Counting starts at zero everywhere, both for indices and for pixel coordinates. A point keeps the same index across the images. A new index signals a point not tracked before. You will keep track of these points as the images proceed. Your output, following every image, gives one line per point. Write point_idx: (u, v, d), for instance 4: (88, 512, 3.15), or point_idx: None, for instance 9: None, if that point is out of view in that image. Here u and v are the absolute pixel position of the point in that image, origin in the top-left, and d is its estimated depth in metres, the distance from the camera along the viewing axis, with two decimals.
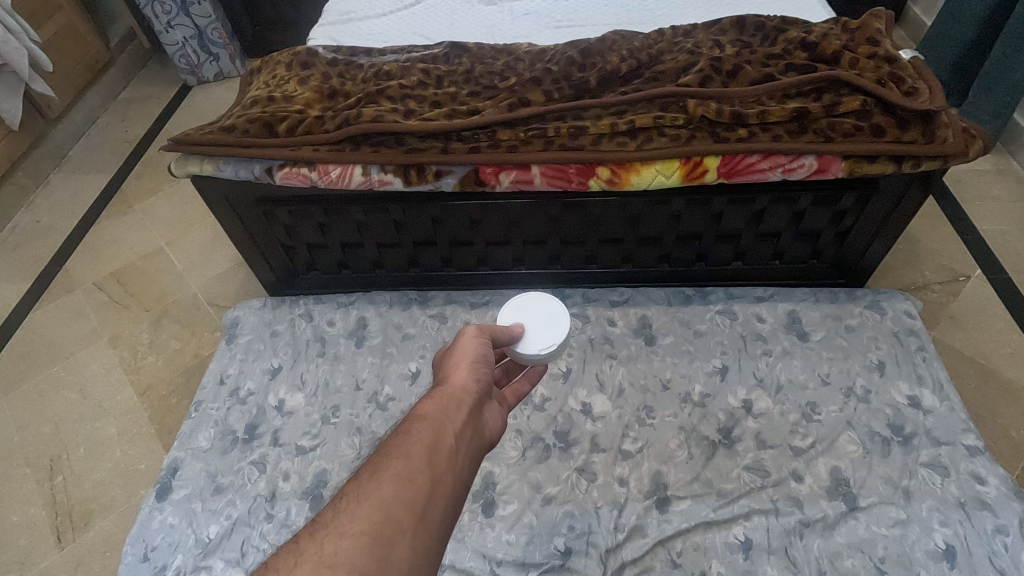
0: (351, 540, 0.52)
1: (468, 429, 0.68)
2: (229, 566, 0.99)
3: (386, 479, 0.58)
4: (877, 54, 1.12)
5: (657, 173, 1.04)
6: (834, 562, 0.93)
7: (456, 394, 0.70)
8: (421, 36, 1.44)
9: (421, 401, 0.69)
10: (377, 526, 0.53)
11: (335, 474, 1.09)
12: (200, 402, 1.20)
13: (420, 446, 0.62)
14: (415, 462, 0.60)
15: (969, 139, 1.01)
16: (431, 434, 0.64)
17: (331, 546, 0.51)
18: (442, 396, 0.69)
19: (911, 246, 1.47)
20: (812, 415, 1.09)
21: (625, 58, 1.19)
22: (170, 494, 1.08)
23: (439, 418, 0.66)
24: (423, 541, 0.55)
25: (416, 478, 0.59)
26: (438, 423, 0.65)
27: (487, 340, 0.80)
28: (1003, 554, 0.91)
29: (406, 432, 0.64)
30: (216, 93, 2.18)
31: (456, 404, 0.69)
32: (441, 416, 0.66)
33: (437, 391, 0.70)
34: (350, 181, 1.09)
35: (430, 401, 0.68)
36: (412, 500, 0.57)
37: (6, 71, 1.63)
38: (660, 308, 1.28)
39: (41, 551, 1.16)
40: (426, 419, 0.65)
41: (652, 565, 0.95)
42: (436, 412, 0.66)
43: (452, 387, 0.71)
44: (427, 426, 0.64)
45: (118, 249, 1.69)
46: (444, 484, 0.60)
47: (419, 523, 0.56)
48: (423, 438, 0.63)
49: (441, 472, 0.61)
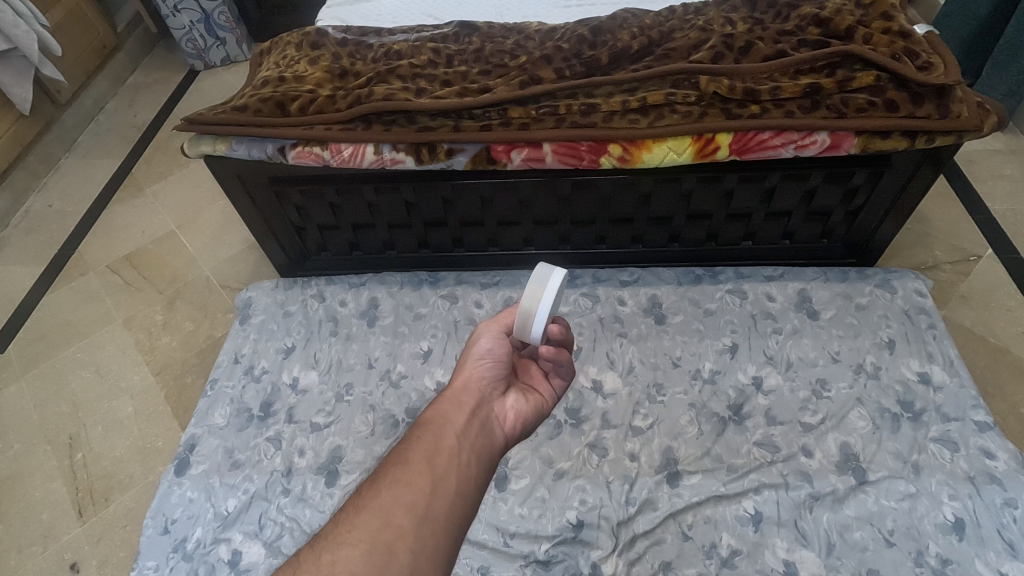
0: (349, 548, 0.55)
1: (471, 428, 0.70)
2: (248, 539, 1.02)
3: (384, 487, 0.61)
4: (891, 29, 1.10)
5: (668, 150, 1.04)
6: (842, 534, 0.94)
7: (456, 396, 0.74)
8: (430, 16, 1.43)
9: (425, 409, 0.73)
10: (374, 533, 0.56)
11: (350, 450, 1.11)
12: (216, 381, 1.22)
13: (419, 452, 0.65)
14: (413, 467, 0.63)
15: (984, 114, 1.01)
16: (431, 439, 0.67)
17: (329, 556, 0.54)
18: (443, 401, 0.73)
19: (923, 226, 1.46)
20: (822, 391, 1.10)
21: (636, 36, 1.19)
22: (188, 469, 1.10)
23: (439, 422, 0.69)
24: (426, 542, 0.57)
25: (415, 481, 0.61)
26: (438, 427, 0.69)
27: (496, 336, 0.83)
28: (1012, 526, 0.92)
29: (409, 440, 0.68)
30: (224, 78, 2.18)
31: (456, 406, 0.72)
32: (442, 420, 0.70)
33: (439, 398, 0.73)
34: (362, 159, 1.10)
35: (432, 409, 0.72)
36: (411, 503, 0.59)
37: (16, 55, 1.64)
38: (669, 288, 1.28)
39: (63, 525, 1.18)
40: (426, 426, 0.69)
41: (663, 538, 0.97)
42: (436, 417, 0.70)
43: (453, 391, 0.75)
44: (426, 433, 0.68)
45: (131, 232, 1.70)
46: (446, 483, 0.62)
47: (419, 524, 0.58)
48: (423, 444, 0.66)
49: (442, 472, 0.63)
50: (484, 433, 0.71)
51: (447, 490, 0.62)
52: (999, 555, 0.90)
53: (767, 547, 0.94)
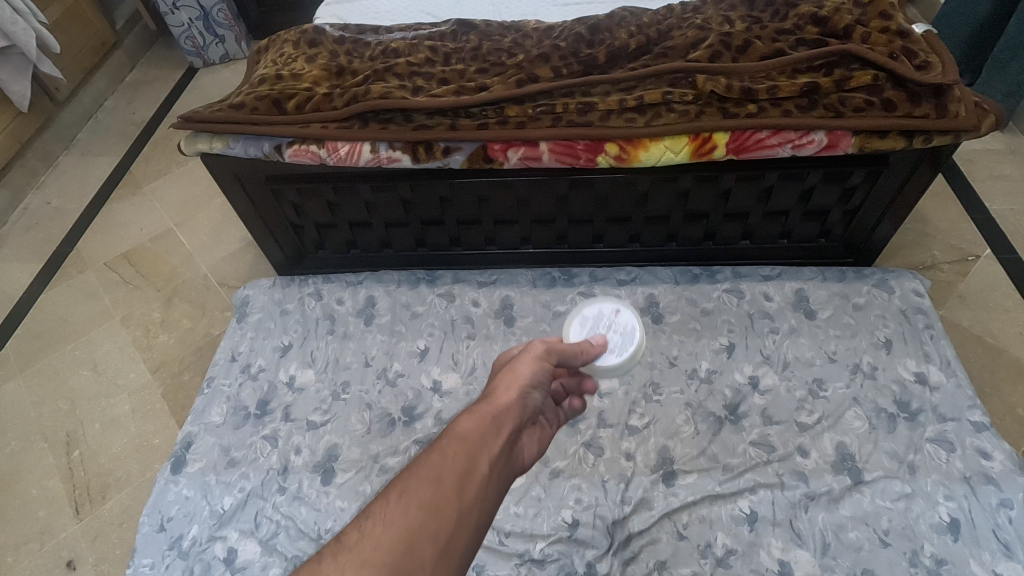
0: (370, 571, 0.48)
1: (505, 455, 0.62)
2: (244, 537, 1.02)
3: (414, 505, 0.53)
4: (889, 28, 1.10)
5: (665, 149, 1.04)
6: (837, 534, 0.94)
7: (499, 414, 0.64)
8: (427, 14, 1.43)
9: (460, 416, 0.63)
10: (397, 560, 0.49)
11: (346, 448, 1.11)
12: (212, 378, 1.22)
13: (454, 468, 0.57)
14: (446, 489, 0.55)
15: (982, 113, 1.00)
16: (466, 458, 0.58)
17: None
18: (483, 414, 0.63)
19: (921, 226, 1.46)
20: (818, 391, 1.10)
21: (633, 34, 1.18)
22: (184, 467, 1.10)
23: (478, 439, 0.60)
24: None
25: (445, 506, 0.54)
26: (476, 445, 0.60)
27: (551, 361, 0.73)
28: (1008, 527, 0.92)
29: (442, 449, 0.59)
30: (222, 76, 2.18)
31: (494, 427, 0.62)
32: (481, 439, 0.60)
33: (478, 408, 0.64)
34: (359, 158, 1.09)
35: (468, 418, 0.62)
36: (436, 531, 0.52)
37: (14, 52, 1.63)
38: (667, 287, 1.28)
39: (60, 522, 1.18)
40: (463, 439, 0.60)
41: (658, 537, 0.97)
42: (476, 433, 0.61)
43: (496, 405, 0.65)
44: (464, 446, 0.59)
45: (129, 231, 1.70)
46: (473, 515, 0.55)
47: (441, 560, 0.51)
48: (459, 461, 0.57)
49: (472, 502, 0.55)
50: (512, 461, 0.63)
51: (473, 523, 0.55)
52: (994, 556, 0.90)
53: (762, 547, 0.94)
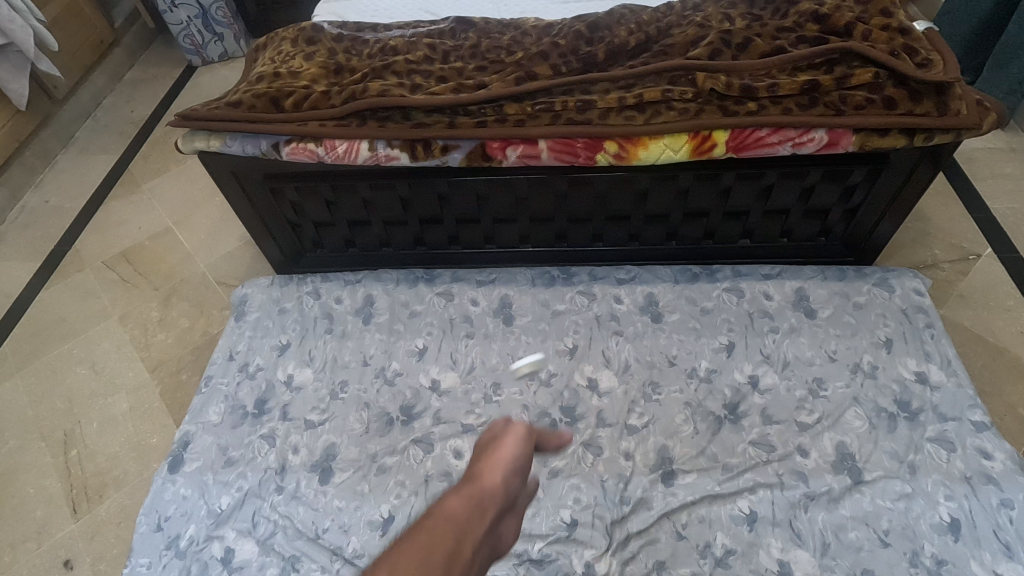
0: None
1: (486, 548, 0.49)
2: (242, 536, 1.02)
3: None
4: (890, 26, 1.09)
5: (665, 147, 1.04)
6: (837, 535, 0.94)
7: (480, 502, 0.51)
8: (426, 11, 1.42)
9: (438, 501, 0.50)
10: None
11: (344, 447, 1.11)
12: (210, 377, 1.22)
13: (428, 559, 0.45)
14: None
15: (983, 111, 1.00)
16: (444, 549, 0.46)
17: None
18: (465, 497, 0.51)
19: (922, 224, 1.45)
20: (818, 391, 1.09)
21: (633, 31, 1.18)
22: (181, 466, 1.10)
23: (458, 527, 0.48)
24: None
25: None
26: (455, 534, 0.47)
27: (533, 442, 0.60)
28: (1008, 527, 0.92)
29: (414, 538, 0.46)
30: (221, 74, 2.17)
31: (477, 515, 0.50)
32: (461, 527, 0.48)
33: (458, 493, 0.51)
34: (356, 156, 1.09)
35: (447, 505, 0.50)
36: None
37: (12, 50, 1.63)
38: (666, 286, 1.27)
39: (57, 522, 1.18)
40: (439, 526, 0.47)
41: (657, 537, 0.97)
42: (456, 520, 0.48)
43: (477, 490, 0.52)
44: (441, 534, 0.47)
45: (128, 229, 1.70)
46: None
47: None
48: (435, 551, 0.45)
49: None
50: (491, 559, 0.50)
51: None
52: (995, 556, 0.89)
53: (761, 547, 0.94)
